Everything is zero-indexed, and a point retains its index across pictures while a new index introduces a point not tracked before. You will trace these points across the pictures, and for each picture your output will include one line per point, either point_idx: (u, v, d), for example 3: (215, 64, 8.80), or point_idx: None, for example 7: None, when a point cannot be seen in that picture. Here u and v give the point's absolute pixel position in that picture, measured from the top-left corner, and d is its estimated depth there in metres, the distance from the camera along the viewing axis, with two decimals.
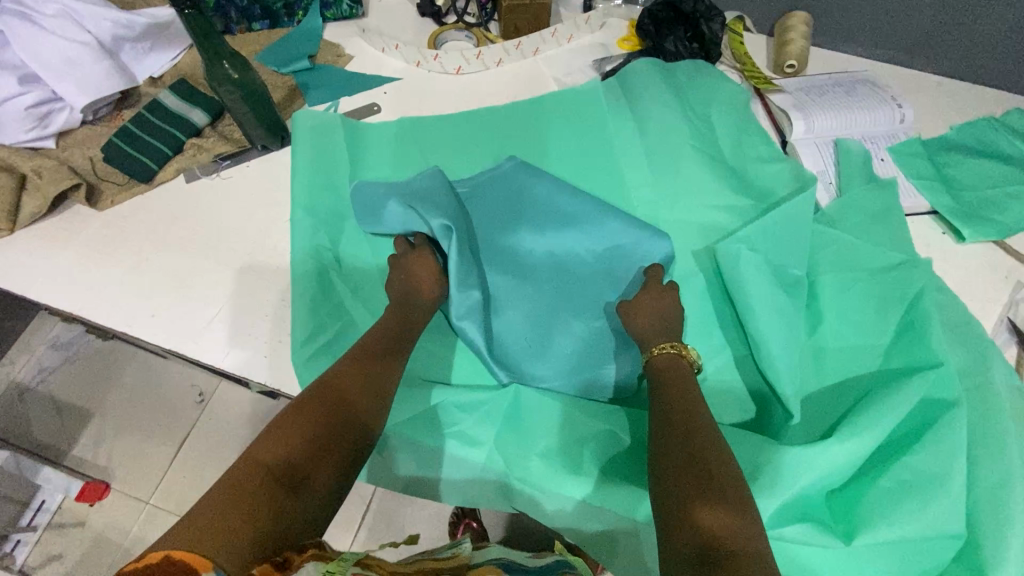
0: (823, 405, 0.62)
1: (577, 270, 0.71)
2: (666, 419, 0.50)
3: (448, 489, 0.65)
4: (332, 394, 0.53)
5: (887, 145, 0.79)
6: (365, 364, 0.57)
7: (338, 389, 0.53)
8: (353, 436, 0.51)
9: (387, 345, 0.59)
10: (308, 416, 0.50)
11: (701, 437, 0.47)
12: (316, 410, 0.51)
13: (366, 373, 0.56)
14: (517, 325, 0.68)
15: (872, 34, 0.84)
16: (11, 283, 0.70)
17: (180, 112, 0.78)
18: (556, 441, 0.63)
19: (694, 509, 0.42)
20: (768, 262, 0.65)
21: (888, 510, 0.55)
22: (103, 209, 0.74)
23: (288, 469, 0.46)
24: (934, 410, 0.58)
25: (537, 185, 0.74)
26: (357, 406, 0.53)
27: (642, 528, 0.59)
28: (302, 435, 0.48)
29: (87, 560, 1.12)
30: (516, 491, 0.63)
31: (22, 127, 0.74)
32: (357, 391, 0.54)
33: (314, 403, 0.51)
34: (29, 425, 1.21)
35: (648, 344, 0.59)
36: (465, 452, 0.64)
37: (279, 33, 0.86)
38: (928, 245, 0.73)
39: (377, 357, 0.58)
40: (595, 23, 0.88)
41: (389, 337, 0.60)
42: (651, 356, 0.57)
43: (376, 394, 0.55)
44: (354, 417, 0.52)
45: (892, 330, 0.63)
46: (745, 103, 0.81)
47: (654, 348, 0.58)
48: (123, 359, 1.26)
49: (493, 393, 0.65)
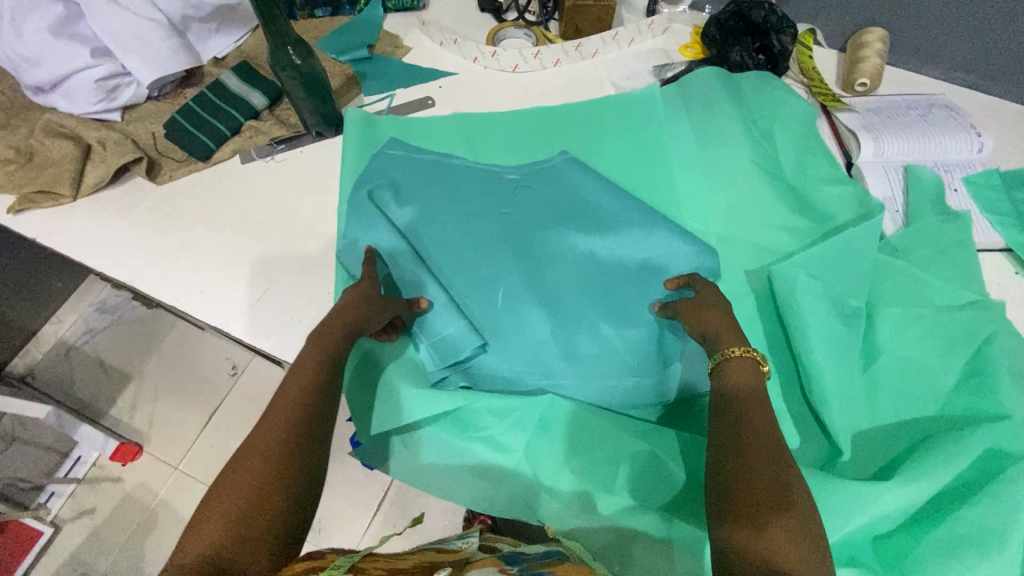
0: (875, 443, 0.59)
1: (617, 274, 0.68)
2: (735, 428, 0.47)
3: (466, 491, 0.64)
4: (249, 455, 0.46)
5: (962, 175, 0.75)
6: (282, 410, 0.49)
7: (256, 447, 0.46)
8: (281, 489, 0.44)
9: (307, 385, 0.51)
10: (238, 481, 0.44)
11: (762, 458, 0.44)
12: (238, 481, 0.44)
13: (291, 419, 0.48)
14: (537, 326, 0.65)
15: (953, 56, 0.79)
16: (68, 248, 0.72)
17: (240, 94, 0.79)
18: (587, 456, 0.62)
19: (768, 523, 0.40)
20: (826, 292, 0.62)
21: (942, 564, 0.52)
22: (161, 182, 0.76)
23: (213, 557, 0.40)
24: (1001, 464, 0.55)
25: (585, 184, 0.72)
26: (277, 458, 0.46)
27: (674, 551, 0.58)
28: (223, 514, 0.42)
29: (117, 514, 1.16)
30: (540, 501, 0.62)
31: (91, 99, 0.77)
32: (282, 443, 0.47)
33: (232, 471, 0.45)
34: (73, 382, 1.27)
35: (721, 343, 0.55)
36: (492, 458, 0.62)
37: (341, 20, 0.87)
38: (1000, 285, 0.69)
39: (297, 400, 0.50)
40: (658, 29, 0.86)
41: (312, 372, 0.52)
42: (725, 356, 0.53)
43: (302, 438, 0.48)
44: (278, 472, 0.45)
45: (956, 373, 0.60)
46: (811, 120, 0.77)
47: (729, 351, 0.53)
48: (164, 327, 1.31)
49: (526, 402, 0.63)
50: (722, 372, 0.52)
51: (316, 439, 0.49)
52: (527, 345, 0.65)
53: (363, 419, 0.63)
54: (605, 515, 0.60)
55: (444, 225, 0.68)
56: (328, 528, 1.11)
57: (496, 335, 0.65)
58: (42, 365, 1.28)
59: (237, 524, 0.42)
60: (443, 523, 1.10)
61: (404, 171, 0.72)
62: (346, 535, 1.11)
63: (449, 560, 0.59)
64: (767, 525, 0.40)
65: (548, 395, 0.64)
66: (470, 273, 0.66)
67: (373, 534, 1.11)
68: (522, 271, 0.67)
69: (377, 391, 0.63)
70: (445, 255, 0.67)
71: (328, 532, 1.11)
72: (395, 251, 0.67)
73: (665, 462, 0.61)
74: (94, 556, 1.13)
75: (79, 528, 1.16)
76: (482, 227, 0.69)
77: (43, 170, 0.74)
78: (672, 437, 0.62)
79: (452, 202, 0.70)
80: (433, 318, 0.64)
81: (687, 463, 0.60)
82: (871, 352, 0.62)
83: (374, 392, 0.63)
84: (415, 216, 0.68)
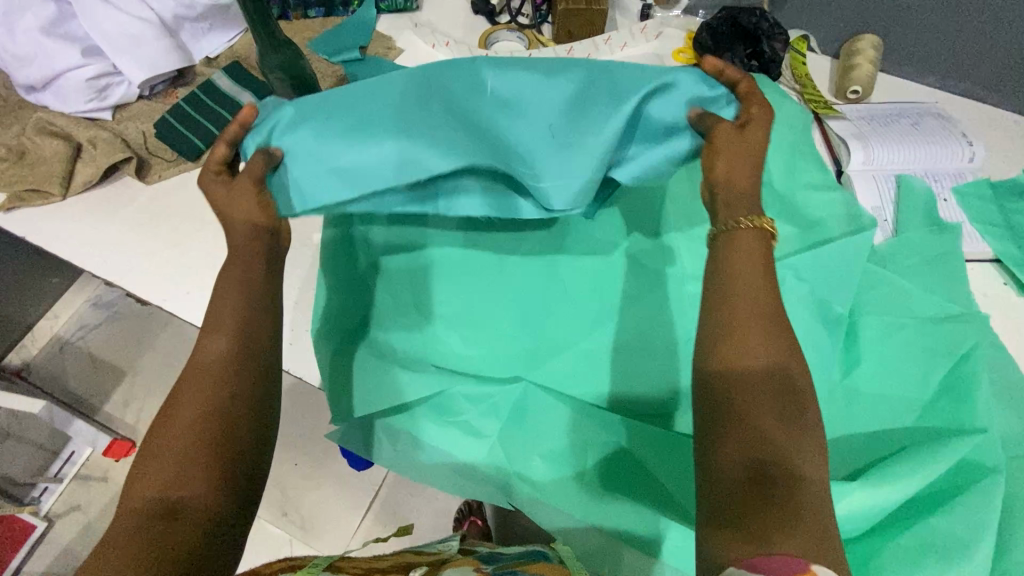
0: (853, 448, 0.59)
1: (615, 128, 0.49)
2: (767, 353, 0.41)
3: (439, 477, 0.65)
4: (186, 390, 0.44)
5: (953, 184, 0.74)
6: (216, 339, 0.45)
7: (189, 396, 0.43)
8: (224, 425, 0.43)
9: (233, 321, 0.46)
10: (180, 415, 0.43)
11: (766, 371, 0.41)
12: (177, 418, 0.43)
13: (230, 348, 0.45)
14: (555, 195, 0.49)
15: (947, 64, 0.79)
16: (57, 247, 0.72)
17: (231, 94, 0.79)
18: (562, 444, 0.62)
19: (792, 461, 0.38)
20: (813, 295, 0.62)
21: (905, 566, 0.52)
22: (151, 182, 0.76)
23: (162, 504, 0.40)
24: (974, 476, 0.55)
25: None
26: (212, 395, 0.43)
27: (656, 550, 0.60)
28: (164, 459, 0.42)
29: (109, 510, 1.17)
30: (516, 489, 0.63)
31: (82, 98, 0.77)
32: (216, 388, 0.44)
33: (166, 420, 0.43)
34: (67, 377, 1.27)
35: (733, 208, 0.45)
36: (465, 442, 0.64)
37: (334, 21, 0.87)
38: (987, 295, 0.69)
39: (230, 327, 0.45)
40: (651, 33, 0.86)
41: (242, 296, 0.46)
42: (733, 226, 0.45)
43: (236, 369, 0.45)
44: (217, 409, 0.43)
45: (937, 383, 0.61)
46: (802, 126, 0.77)
47: (735, 223, 0.45)
48: (157, 323, 1.31)
49: (500, 388, 0.63)
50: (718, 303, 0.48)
51: (255, 369, 0.45)
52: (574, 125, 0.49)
53: (339, 409, 0.64)
54: (579, 514, 0.61)
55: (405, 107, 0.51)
56: (319, 526, 1.11)
57: (509, 114, 0.48)
58: (38, 360, 1.28)
59: (180, 474, 0.41)
60: (432, 525, 1.10)
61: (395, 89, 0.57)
62: (336, 535, 1.11)
63: (427, 559, 0.60)
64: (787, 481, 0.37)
65: (519, 382, 0.63)
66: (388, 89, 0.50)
67: (365, 533, 1.11)
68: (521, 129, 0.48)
69: (354, 383, 0.64)
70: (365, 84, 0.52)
71: (320, 531, 1.11)
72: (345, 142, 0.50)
73: (638, 457, 0.60)
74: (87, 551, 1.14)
75: (72, 523, 1.16)
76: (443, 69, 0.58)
77: (34, 168, 0.74)
78: (651, 439, 0.60)
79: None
80: (333, 134, 0.48)
81: (668, 468, 0.59)
82: (853, 358, 0.62)
83: (349, 378, 0.64)
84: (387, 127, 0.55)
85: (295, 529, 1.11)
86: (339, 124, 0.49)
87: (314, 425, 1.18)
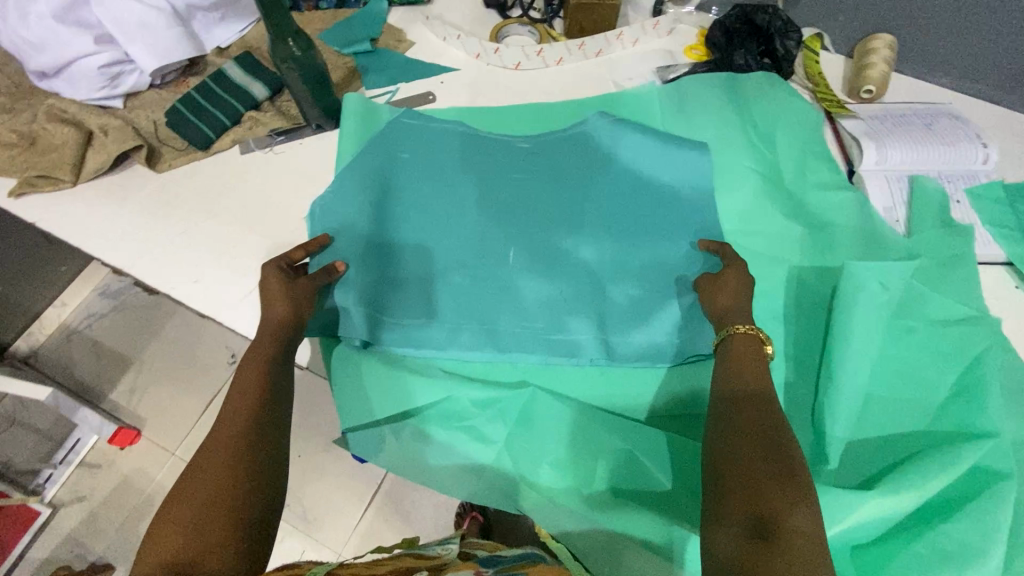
0: (867, 456, 0.58)
1: (614, 235, 0.70)
2: (746, 419, 0.47)
3: (443, 482, 0.64)
4: (210, 452, 0.49)
5: (966, 186, 0.74)
6: (239, 408, 0.52)
7: (209, 464, 0.48)
8: (242, 478, 0.48)
9: (254, 393, 0.54)
10: (205, 473, 0.48)
11: (749, 429, 0.46)
12: (202, 475, 0.48)
13: (251, 414, 0.52)
14: (559, 284, 0.68)
15: (962, 65, 0.78)
16: (66, 234, 0.72)
17: (242, 84, 0.80)
18: (568, 450, 0.62)
19: (783, 505, 0.40)
20: (888, 303, 0.61)
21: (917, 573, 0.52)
22: (161, 170, 0.76)
23: (172, 567, 0.42)
24: (986, 481, 0.55)
25: (638, 148, 0.74)
26: (232, 454, 0.49)
27: (668, 560, 0.58)
28: (192, 510, 0.46)
29: (113, 498, 1.17)
30: (522, 497, 0.62)
31: (94, 86, 0.78)
32: (238, 448, 0.50)
33: (185, 492, 0.47)
34: (73, 365, 1.28)
35: (727, 322, 0.57)
36: (472, 448, 0.63)
37: (345, 13, 0.87)
38: (998, 299, 0.68)
39: (250, 396, 0.53)
40: (663, 29, 0.85)
41: (263, 370, 0.55)
42: (730, 333, 0.55)
43: (256, 431, 0.51)
44: (237, 464, 0.49)
45: (949, 387, 0.60)
46: (812, 127, 0.77)
47: (735, 328, 0.55)
48: (164, 313, 1.32)
49: (508, 393, 0.64)
50: (725, 346, 0.55)
51: (271, 433, 0.52)
52: (526, 311, 0.66)
53: (345, 410, 0.64)
54: (588, 519, 0.60)
55: (445, 212, 0.71)
56: (320, 519, 1.12)
57: (532, 211, 0.71)
58: (44, 347, 1.29)
59: (195, 537, 0.44)
60: (434, 520, 1.10)
61: (437, 184, 0.73)
62: (337, 529, 1.11)
63: (426, 564, 0.60)
64: (781, 532, 0.39)
65: (528, 387, 0.64)
66: (438, 196, 0.72)
67: (366, 527, 1.11)
68: (538, 237, 0.70)
69: (361, 384, 0.64)
70: (436, 187, 0.73)
71: (321, 524, 1.11)
72: (397, 230, 0.70)
73: (648, 466, 0.60)
74: (90, 538, 1.14)
75: (75, 510, 1.17)
76: (493, 203, 0.72)
77: (45, 155, 0.75)
78: (656, 440, 0.61)
79: (478, 171, 0.74)
80: (397, 219, 0.71)
81: (674, 472, 0.59)
82: None
83: (355, 380, 0.64)
84: (418, 212, 0.71)
85: (297, 521, 1.11)
86: (398, 216, 0.71)
87: (317, 417, 1.19)
